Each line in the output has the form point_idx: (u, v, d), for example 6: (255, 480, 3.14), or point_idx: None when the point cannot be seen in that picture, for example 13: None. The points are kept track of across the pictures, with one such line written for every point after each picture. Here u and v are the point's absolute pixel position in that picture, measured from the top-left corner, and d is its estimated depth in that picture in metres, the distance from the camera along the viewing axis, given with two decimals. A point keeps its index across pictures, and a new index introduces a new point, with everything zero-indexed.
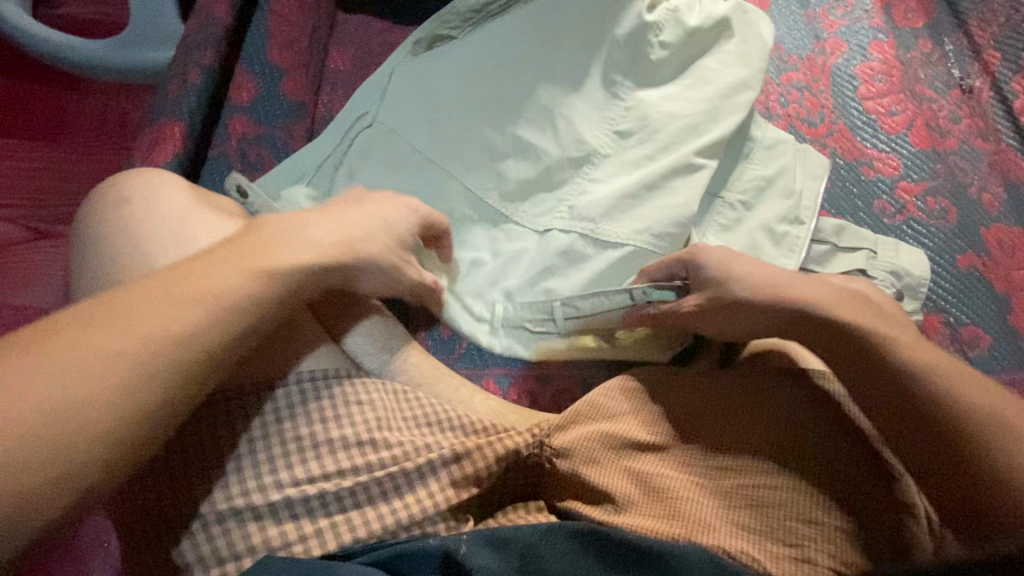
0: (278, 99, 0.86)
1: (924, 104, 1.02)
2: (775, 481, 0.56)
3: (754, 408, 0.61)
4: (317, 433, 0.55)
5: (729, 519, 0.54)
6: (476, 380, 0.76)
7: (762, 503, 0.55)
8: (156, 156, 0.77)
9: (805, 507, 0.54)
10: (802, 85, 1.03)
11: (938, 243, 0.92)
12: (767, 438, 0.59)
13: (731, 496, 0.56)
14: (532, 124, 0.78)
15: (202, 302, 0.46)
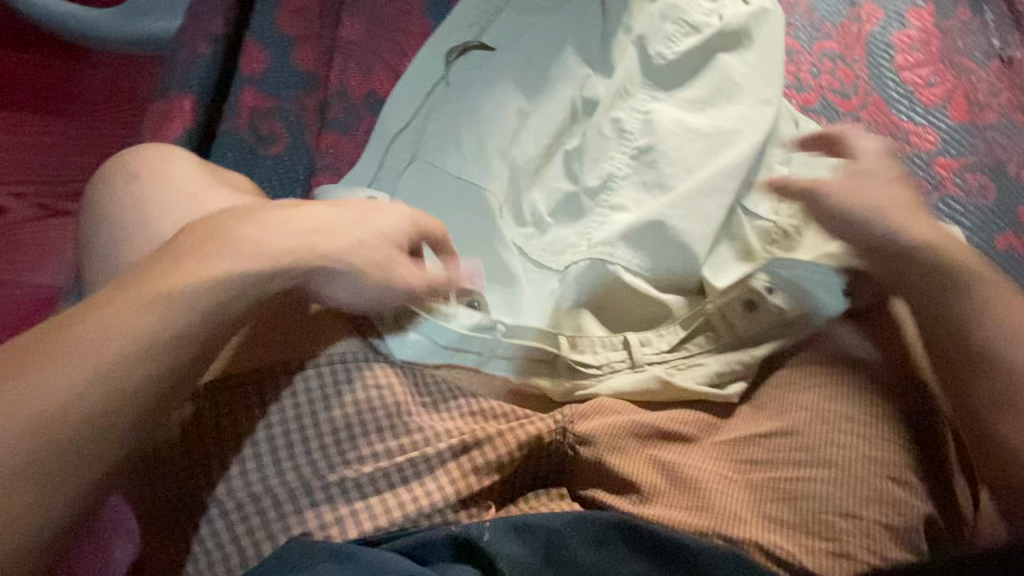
0: (289, 72, 0.83)
1: (963, 76, 0.97)
2: (808, 473, 0.53)
3: (783, 404, 0.59)
4: (335, 417, 0.53)
5: (764, 515, 0.52)
6: None
7: (799, 493, 0.53)
8: (165, 130, 0.75)
9: (841, 499, 0.51)
10: (835, 55, 0.98)
11: (975, 221, 0.88)
12: (797, 432, 0.56)
13: (767, 483, 0.54)
14: (548, 114, 0.73)
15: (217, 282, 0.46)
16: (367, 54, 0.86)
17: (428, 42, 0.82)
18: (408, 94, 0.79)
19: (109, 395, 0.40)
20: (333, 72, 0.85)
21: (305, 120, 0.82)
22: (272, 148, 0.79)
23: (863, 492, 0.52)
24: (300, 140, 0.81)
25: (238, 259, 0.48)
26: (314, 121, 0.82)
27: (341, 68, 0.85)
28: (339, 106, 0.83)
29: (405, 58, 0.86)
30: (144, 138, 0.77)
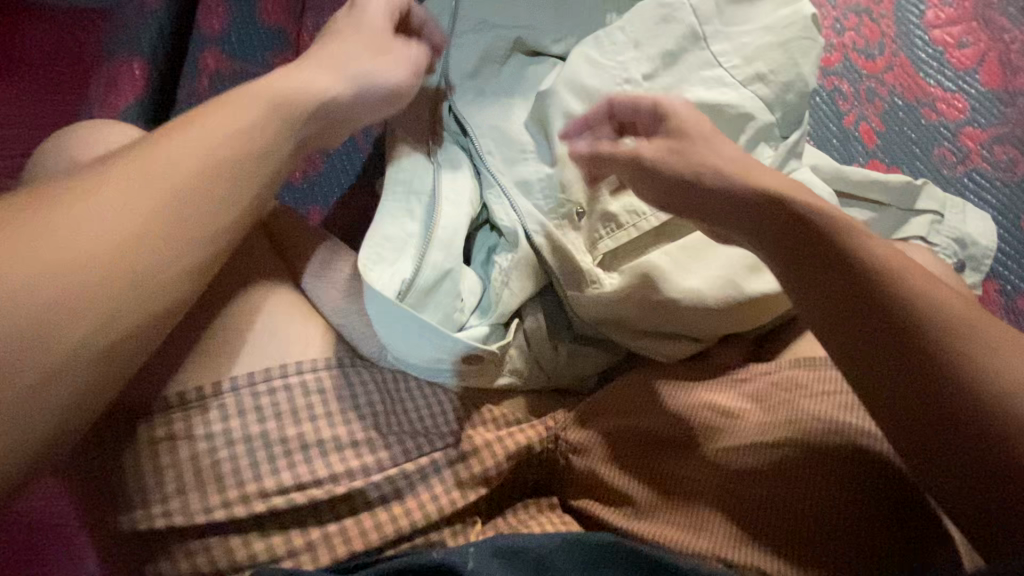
0: (255, 27, 0.75)
1: (997, 35, 0.89)
2: (808, 491, 0.50)
3: (788, 412, 0.54)
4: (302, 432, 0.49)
5: (761, 536, 0.49)
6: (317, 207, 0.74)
7: (802, 495, 0.50)
8: (114, 100, 0.67)
9: (843, 522, 0.49)
10: (861, 9, 0.90)
11: (1002, 198, 0.82)
12: (801, 444, 0.52)
13: (768, 475, 0.51)
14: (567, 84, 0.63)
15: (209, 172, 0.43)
16: None
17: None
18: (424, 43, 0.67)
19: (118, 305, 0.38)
20: (306, 28, 0.76)
21: None
22: None
23: (856, 513, 0.49)
24: None
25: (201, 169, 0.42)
26: None
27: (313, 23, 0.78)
28: None
29: None
30: (88, 107, 0.69)
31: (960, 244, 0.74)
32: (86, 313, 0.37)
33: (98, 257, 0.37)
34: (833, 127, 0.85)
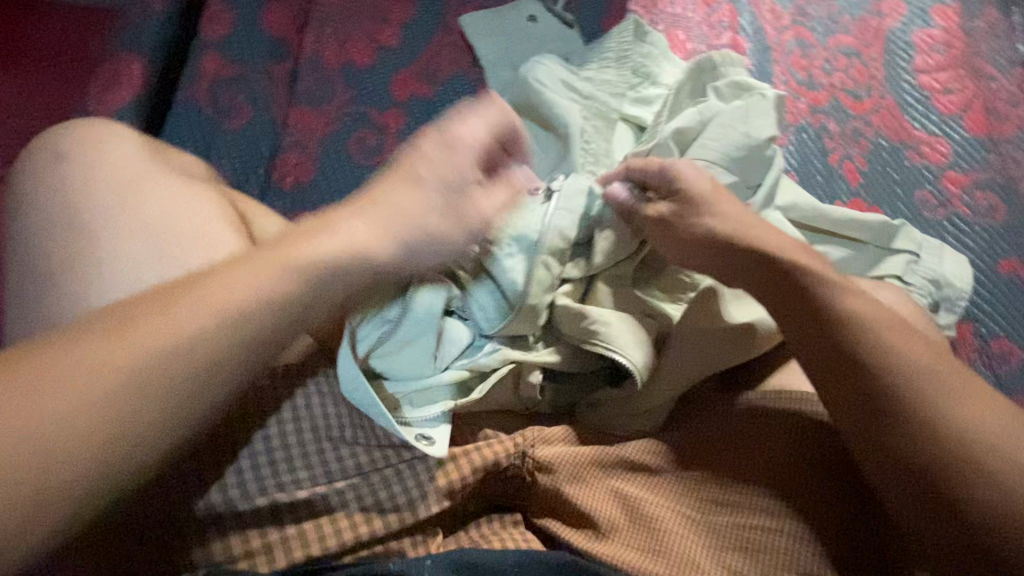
0: (256, 36, 0.78)
1: (983, 83, 0.91)
2: (773, 524, 0.50)
3: (755, 440, 0.55)
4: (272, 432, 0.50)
5: (722, 565, 0.49)
6: None
7: (768, 464, 0.53)
8: (111, 97, 0.69)
9: (805, 557, 0.48)
10: (851, 51, 0.92)
11: (980, 243, 0.83)
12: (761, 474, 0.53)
13: (721, 491, 0.53)
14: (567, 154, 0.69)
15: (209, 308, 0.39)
16: (347, 21, 0.82)
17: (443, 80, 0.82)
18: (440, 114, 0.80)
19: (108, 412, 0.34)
20: (307, 40, 0.80)
21: (272, 92, 0.77)
22: (234, 121, 0.74)
23: (820, 487, 0.52)
24: (266, 114, 0.76)
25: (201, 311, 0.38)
26: (282, 93, 0.78)
27: (314, 34, 0.81)
28: (311, 78, 0.79)
29: (386, 26, 0.83)
30: (86, 102, 0.70)
31: (936, 285, 0.75)
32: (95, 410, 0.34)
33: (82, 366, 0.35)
34: (818, 164, 0.86)
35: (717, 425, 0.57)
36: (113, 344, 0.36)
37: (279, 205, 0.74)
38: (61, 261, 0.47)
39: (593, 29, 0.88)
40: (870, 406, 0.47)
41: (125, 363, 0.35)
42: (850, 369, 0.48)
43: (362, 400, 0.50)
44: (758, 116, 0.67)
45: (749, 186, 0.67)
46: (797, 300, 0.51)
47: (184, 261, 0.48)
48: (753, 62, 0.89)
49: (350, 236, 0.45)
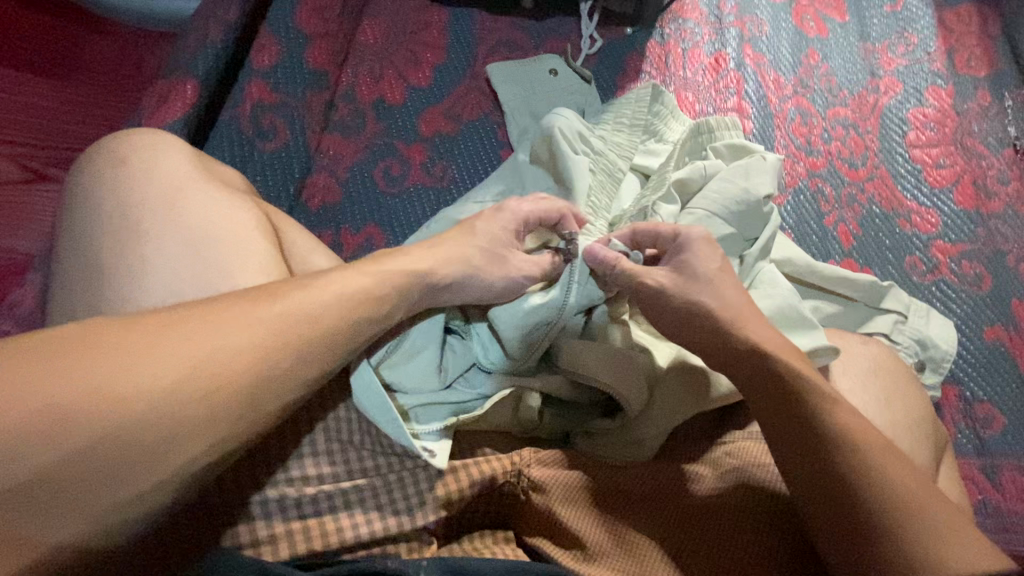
0: (300, 67, 0.84)
1: (973, 161, 0.97)
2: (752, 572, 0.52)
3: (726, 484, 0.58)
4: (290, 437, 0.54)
5: None
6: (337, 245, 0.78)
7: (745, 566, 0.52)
8: (163, 112, 0.74)
9: None
10: (848, 123, 0.98)
11: (966, 309, 0.87)
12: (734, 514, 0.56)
13: (700, 523, 0.55)
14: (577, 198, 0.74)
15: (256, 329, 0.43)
16: (384, 61, 0.89)
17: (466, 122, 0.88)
18: (462, 150, 0.86)
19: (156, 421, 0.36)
20: (345, 75, 0.88)
21: (309, 119, 0.83)
22: (271, 143, 0.80)
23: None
24: (301, 139, 0.81)
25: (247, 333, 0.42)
26: (317, 120, 0.84)
27: (352, 70, 0.88)
28: (345, 109, 0.86)
29: (418, 67, 0.90)
30: (139, 114, 0.76)
31: (921, 345, 0.79)
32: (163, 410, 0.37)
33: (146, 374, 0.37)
34: (813, 225, 0.91)
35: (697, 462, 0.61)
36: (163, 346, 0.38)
37: (305, 221, 0.79)
38: (112, 254, 0.51)
39: (609, 84, 0.95)
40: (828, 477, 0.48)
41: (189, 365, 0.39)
42: (834, 494, 0.47)
43: (368, 401, 0.53)
44: (758, 174, 0.72)
45: (747, 238, 0.72)
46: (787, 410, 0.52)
47: (222, 264, 0.52)
48: (755, 126, 0.96)
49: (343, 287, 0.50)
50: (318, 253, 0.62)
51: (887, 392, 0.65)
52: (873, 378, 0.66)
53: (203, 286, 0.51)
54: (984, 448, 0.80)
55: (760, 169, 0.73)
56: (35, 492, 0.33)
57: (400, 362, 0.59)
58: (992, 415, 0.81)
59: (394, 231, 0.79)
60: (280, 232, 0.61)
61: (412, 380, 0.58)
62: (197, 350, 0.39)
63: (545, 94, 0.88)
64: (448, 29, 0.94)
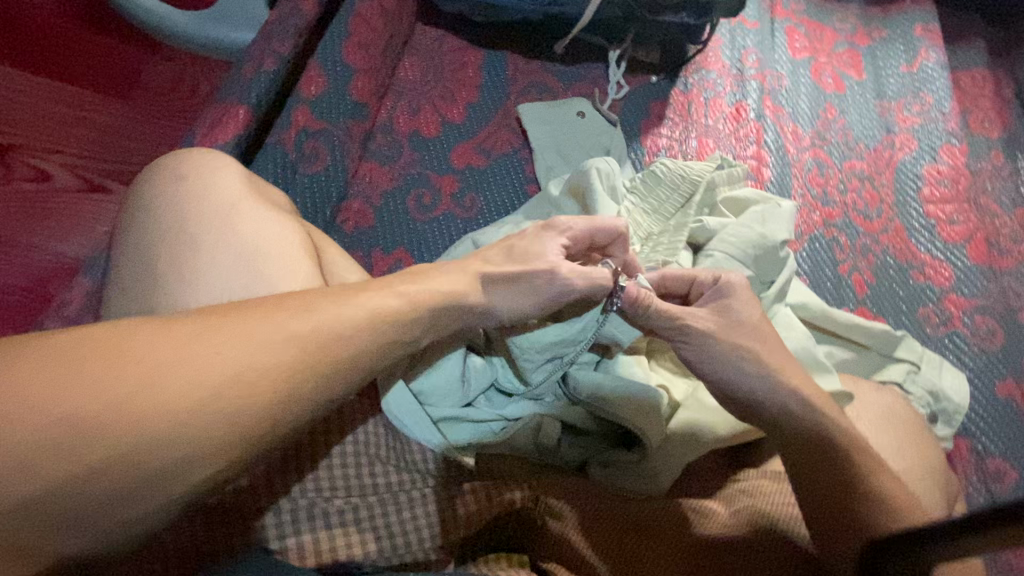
0: (343, 96, 0.89)
1: (985, 219, 1.00)
2: None
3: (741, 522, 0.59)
4: (320, 447, 0.55)
5: None
6: (368, 266, 0.82)
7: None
8: (216, 133, 0.78)
9: None
10: (864, 176, 1.02)
11: (979, 363, 0.88)
12: (748, 551, 0.56)
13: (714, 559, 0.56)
14: None
15: (288, 339, 0.40)
16: (421, 96, 0.95)
17: (496, 156, 0.92)
18: (491, 182, 0.90)
19: (176, 430, 0.34)
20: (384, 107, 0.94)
21: (349, 147, 0.88)
22: (313, 166, 0.84)
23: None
24: (340, 165, 0.86)
25: (277, 340, 0.40)
26: (356, 148, 0.89)
27: (390, 104, 0.95)
28: (383, 140, 0.92)
29: (453, 103, 0.95)
30: (193, 135, 0.80)
31: (934, 397, 0.80)
32: (178, 420, 0.34)
33: (171, 380, 0.34)
34: (828, 272, 0.93)
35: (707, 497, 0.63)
36: (194, 350, 0.36)
37: (340, 241, 0.83)
38: (169, 262, 0.54)
39: (633, 127, 0.99)
40: (834, 494, 0.54)
41: (213, 376, 0.36)
42: (844, 522, 0.53)
43: (398, 409, 0.58)
44: (775, 222, 0.75)
45: (763, 282, 0.74)
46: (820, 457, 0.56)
47: (270, 277, 0.54)
48: (774, 174, 0.99)
49: (372, 305, 0.47)
50: (354, 273, 0.65)
51: (900, 440, 0.66)
52: (886, 425, 0.67)
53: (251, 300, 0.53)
54: (997, 503, 0.80)
55: (778, 217, 0.76)
56: (37, 503, 0.30)
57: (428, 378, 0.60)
58: (1004, 470, 0.82)
59: (422, 256, 0.83)
60: (321, 251, 0.64)
61: (438, 397, 0.61)
62: (231, 358, 0.37)
63: (572, 134, 0.93)
64: (483, 69, 0.99)
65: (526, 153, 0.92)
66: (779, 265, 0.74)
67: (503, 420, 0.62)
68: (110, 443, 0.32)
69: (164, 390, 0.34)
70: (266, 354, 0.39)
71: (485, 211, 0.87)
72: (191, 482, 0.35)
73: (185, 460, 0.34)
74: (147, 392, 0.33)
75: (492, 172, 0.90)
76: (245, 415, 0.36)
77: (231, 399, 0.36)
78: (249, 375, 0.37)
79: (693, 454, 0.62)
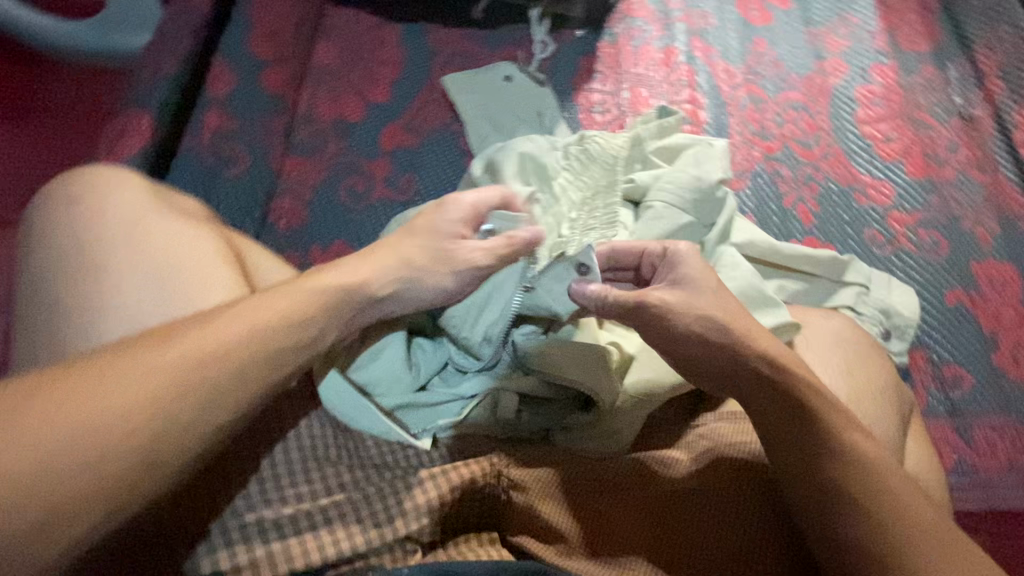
0: (255, 92, 0.85)
1: (921, 132, 1.00)
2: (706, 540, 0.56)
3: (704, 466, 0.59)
4: (256, 454, 0.54)
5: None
6: (306, 266, 0.79)
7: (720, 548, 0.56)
8: (121, 149, 0.74)
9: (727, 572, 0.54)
10: (799, 106, 1.01)
11: (927, 276, 0.90)
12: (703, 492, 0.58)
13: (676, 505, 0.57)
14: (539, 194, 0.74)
15: (208, 352, 0.44)
16: (340, 81, 0.91)
17: (426, 133, 0.89)
18: (424, 160, 0.87)
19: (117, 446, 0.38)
20: (302, 97, 0.89)
21: (270, 144, 0.83)
22: (232, 170, 0.81)
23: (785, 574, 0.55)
24: (263, 165, 0.82)
25: (197, 352, 0.43)
26: (279, 144, 0.85)
27: (310, 92, 0.90)
28: (305, 132, 0.87)
29: (375, 85, 0.91)
30: (97, 153, 0.76)
31: (885, 314, 0.81)
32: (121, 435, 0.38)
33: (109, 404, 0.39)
34: (773, 206, 0.93)
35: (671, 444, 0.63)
36: (89, 397, 0.39)
37: (273, 244, 0.80)
38: (73, 294, 0.51)
39: (564, 86, 0.97)
40: (797, 426, 0.53)
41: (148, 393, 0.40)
42: (803, 454, 0.52)
43: (341, 406, 0.57)
44: (706, 163, 0.76)
45: (705, 225, 0.74)
46: (793, 424, 0.53)
47: (186, 293, 0.52)
48: (710, 116, 0.98)
49: (298, 300, 0.50)
50: (284, 273, 0.62)
51: (851, 361, 0.67)
52: (837, 349, 0.68)
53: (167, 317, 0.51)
54: (955, 409, 0.83)
55: (709, 158, 0.76)
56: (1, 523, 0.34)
57: (375, 369, 0.60)
58: (958, 376, 0.84)
59: (361, 246, 0.80)
60: (244, 257, 0.61)
61: (388, 386, 0.60)
62: (145, 383, 0.40)
63: (500, 100, 0.90)
64: (401, 44, 0.95)
65: (456, 127, 0.90)
66: (718, 205, 0.74)
67: (459, 401, 0.61)
68: (40, 474, 0.36)
69: (102, 414, 0.38)
70: (189, 367, 0.42)
71: (421, 191, 0.85)
72: (123, 502, 0.38)
73: (99, 488, 0.37)
74: (88, 416, 0.38)
75: (423, 150, 0.88)
76: (180, 424, 0.41)
77: (165, 413, 0.40)
78: (178, 386, 0.41)
79: (648, 407, 0.62)
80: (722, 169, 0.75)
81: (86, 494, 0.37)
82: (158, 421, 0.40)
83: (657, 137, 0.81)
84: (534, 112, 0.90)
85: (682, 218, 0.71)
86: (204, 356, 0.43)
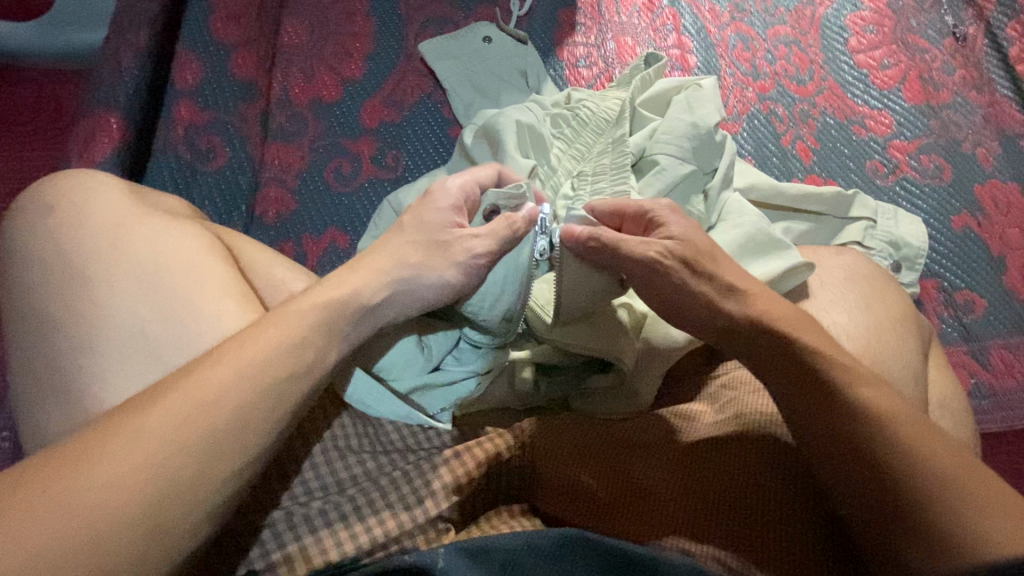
0: (226, 80, 0.81)
1: (916, 55, 0.97)
2: (739, 494, 0.53)
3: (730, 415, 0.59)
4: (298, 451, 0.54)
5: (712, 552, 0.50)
6: (303, 257, 0.76)
7: (750, 517, 0.52)
8: (91, 152, 0.70)
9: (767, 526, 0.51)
10: (790, 40, 0.97)
11: (932, 203, 0.88)
12: (732, 440, 0.57)
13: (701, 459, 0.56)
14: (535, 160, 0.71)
15: (214, 377, 0.42)
16: (313, 59, 0.86)
17: (408, 106, 0.85)
18: (409, 134, 0.84)
19: (126, 493, 0.37)
20: (274, 80, 0.85)
21: (247, 132, 0.80)
22: (212, 164, 0.78)
23: (815, 533, 0.52)
24: (243, 155, 0.79)
25: (201, 382, 0.42)
26: (256, 132, 0.81)
27: (282, 75, 0.85)
28: (282, 116, 0.83)
29: (350, 60, 0.87)
30: (68, 158, 0.72)
31: (894, 246, 0.80)
32: (128, 484, 0.37)
33: (114, 453, 0.37)
34: (772, 147, 0.91)
35: (692, 396, 0.64)
36: (81, 473, 0.36)
37: (263, 237, 0.77)
38: (63, 307, 0.49)
39: (546, 42, 0.93)
40: (800, 372, 0.52)
41: (150, 438, 0.39)
42: (818, 397, 0.50)
43: (363, 398, 0.55)
44: (703, 105, 0.72)
45: (707, 172, 0.71)
46: (808, 389, 0.51)
47: (182, 295, 0.50)
48: (699, 59, 0.95)
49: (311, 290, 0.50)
50: (281, 265, 0.60)
51: (867, 297, 0.66)
52: (852, 285, 0.67)
53: (164, 321, 0.49)
54: (968, 333, 0.82)
55: (705, 101, 0.73)
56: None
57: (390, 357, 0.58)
58: (970, 300, 0.83)
59: (354, 229, 0.78)
60: (236, 252, 0.59)
61: (405, 372, 0.59)
62: (153, 428, 0.39)
63: (481, 64, 0.86)
64: (372, 14, 0.90)
65: (439, 96, 0.86)
66: (720, 149, 0.71)
67: (478, 379, 0.59)
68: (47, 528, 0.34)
69: (107, 465, 0.37)
70: (199, 388, 0.41)
71: (411, 167, 0.82)
72: (137, 547, 0.36)
73: (108, 541, 0.35)
74: (95, 469, 0.37)
75: (406, 124, 0.84)
76: (189, 458, 0.39)
77: (170, 450, 0.39)
78: (181, 424, 0.40)
79: (666, 363, 0.61)
80: (719, 111, 0.72)
81: (96, 544, 0.35)
82: (166, 458, 0.38)
83: (646, 85, 0.78)
84: (517, 73, 0.86)
85: (684, 169, 0.69)
86: (193, 408, 0.41)
